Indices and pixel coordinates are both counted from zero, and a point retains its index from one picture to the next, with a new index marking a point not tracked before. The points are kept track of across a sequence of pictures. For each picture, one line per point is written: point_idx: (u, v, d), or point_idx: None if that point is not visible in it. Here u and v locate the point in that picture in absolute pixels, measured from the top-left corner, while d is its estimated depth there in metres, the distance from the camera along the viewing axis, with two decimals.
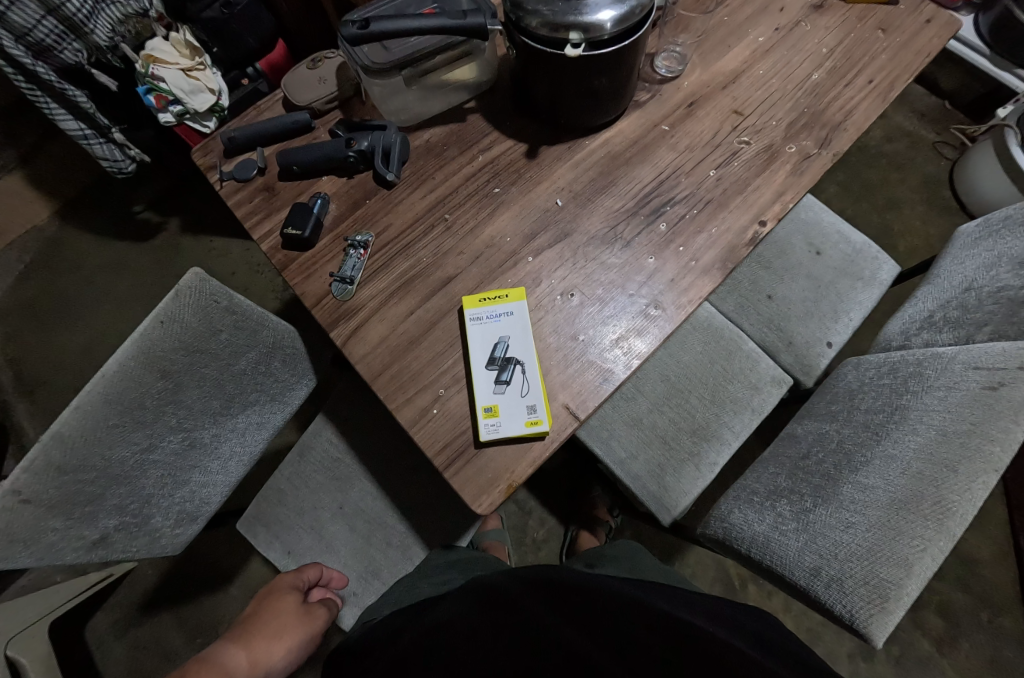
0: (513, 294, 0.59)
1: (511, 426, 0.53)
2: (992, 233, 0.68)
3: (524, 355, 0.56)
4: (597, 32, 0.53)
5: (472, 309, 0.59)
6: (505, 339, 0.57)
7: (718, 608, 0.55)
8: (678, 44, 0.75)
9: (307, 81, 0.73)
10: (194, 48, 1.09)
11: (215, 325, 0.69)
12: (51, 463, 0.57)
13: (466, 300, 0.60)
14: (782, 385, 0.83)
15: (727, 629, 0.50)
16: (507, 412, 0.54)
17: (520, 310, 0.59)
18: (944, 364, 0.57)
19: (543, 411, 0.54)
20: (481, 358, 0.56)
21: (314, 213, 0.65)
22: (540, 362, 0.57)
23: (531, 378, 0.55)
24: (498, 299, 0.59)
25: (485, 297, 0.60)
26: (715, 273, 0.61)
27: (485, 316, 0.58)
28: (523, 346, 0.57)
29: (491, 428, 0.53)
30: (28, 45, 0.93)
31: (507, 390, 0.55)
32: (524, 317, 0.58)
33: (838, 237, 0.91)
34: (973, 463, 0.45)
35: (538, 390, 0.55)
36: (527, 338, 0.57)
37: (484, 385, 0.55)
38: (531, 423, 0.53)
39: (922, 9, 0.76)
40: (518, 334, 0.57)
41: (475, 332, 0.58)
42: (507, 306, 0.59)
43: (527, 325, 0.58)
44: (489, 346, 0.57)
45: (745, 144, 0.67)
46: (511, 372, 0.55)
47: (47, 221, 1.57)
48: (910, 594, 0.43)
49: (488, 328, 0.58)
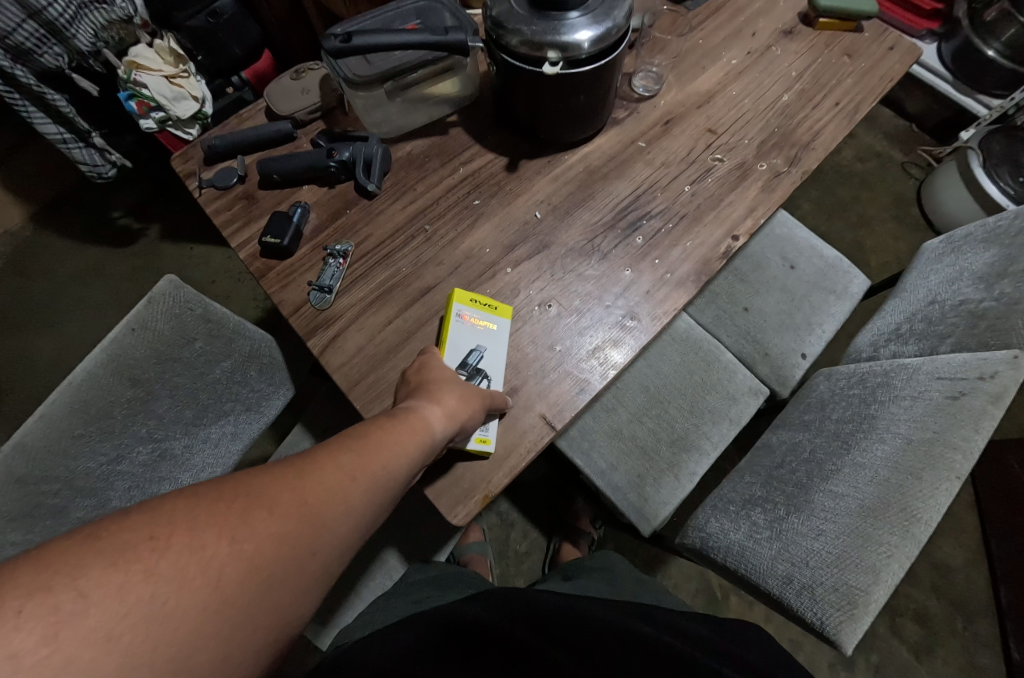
0: (500, 307, 0.60)
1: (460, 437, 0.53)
2: (955, 249, 0.71)
3: (492, 373, 0.56)
4: (575, 51, 0.54)
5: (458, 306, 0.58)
6: (481, 351, 0.57)
7: (695, 629, 0.54)
8: (655, 64, 0.77)
9: (291, 91, 0.73)
10: (179, 56, 1.09)
11: (190, 333, 0.69)
12: (13, 473, 0.56)
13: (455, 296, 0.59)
14: (759, 395, 0.85)
15: (702, 646, 0.50)
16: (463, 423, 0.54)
17: (502, 327, 0.59)
18: (910, 374, 0.59)
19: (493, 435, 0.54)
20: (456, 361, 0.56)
21: (294, 221, 0.65)
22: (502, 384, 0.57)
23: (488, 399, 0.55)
24: (483, 305, 0.59)
25: (475, 301, 0.59)
26: (689, 286, 0.62)
27: (471, 319, 0.58)
28: (493, 364, 0.57)
29: None
30: (7, 48, 0.91)
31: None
32: (504, 333, 0.59)
33: (810, 252, 0.94)
34: (936, 471, 0.46)
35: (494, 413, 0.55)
36: (500, 356, 0.58)
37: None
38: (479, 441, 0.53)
39: (885, 37, 0.80)
40: (493, 349, 0.58)
41: (458, 332, 0.57)
42: (491, 317, 0.59)
43: (505, 344, 0.58)
44: (466, 353, 0.57)
45: (718, 161, 0.69)
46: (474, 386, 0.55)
47: (20, 225, 1.54)
48: (879, 601, 0.43)
49: (472, 334, 0.58)
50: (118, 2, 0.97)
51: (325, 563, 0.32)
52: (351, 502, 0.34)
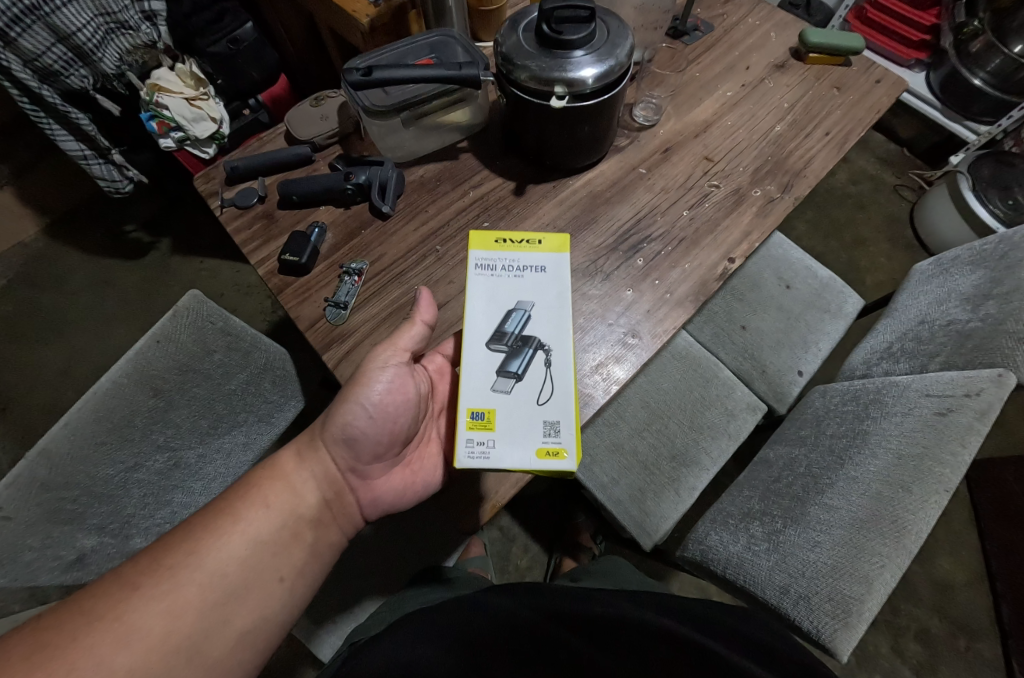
0: (546, 243, 0.61)
1: (519, 438, 0.50)
2: (944, 271, 0.74)
3: (551, 341, 0.54)
4: (580, 86, 0.58)
5: (487, 253, 0.60)
6: (527, 310, 0.56)
7: (699, 609, 0.56)
8: (655, 96, 0.81)
9: (310, 117, 0.77)
10: (199, 79, 1.14)
11: (210, 345, 0.73)
12: (36, 478, 0.59)
13: (477, 244, 0.61)
14: (757, 411, 0.87)
15: (719, 633, 0.51)
16: (521, 427, 0.50)
17: (559, 259, 0.60)
18: (901, 391, 0.62)
19: (567, 440, 0.50)
20: (498, 329, 0.54)
21: (311, 241, 0.68)
22: (569, 351, 0.55)
23: (552, 382, 0.52)
24: (526, 251, 0.60)
25: (510, 244, 0.61)
26: (688, 305, 0.65)
27: (510, 269, 0.59)
28: (548, 323, 0.56)
29: (482, 451, 0.49)
30: (36, 69, 0.96)
31: (523, 390, 0.52)
32: (558, 275, 0.58)
33: (806, 272, 0.98)
34: (925, 484, 0.48)
35: (562, 394, 0.52)
36: (557, 310, 0.56)
37: (493, 373, 0.53)
38: (551, 454, 0.49)
39: (872, 70, 0.84)
40: (543, 304, 0.57)
41: (493, 286, 0.57)
42: (535, 259, 0.60)
43: (561, 289, 0.58)
44: (509, 315, 0.55)
45: (715, 187, 0.73)
46: (529, 364, 0.53)
47: (35, 237, 1.58)
48: (871, 609, 0.45)
49: (510, 289, 0.57)
50: (143, 27, 1.04)
51: (137, 665, 0.40)
52: (159, 597, 0.42)
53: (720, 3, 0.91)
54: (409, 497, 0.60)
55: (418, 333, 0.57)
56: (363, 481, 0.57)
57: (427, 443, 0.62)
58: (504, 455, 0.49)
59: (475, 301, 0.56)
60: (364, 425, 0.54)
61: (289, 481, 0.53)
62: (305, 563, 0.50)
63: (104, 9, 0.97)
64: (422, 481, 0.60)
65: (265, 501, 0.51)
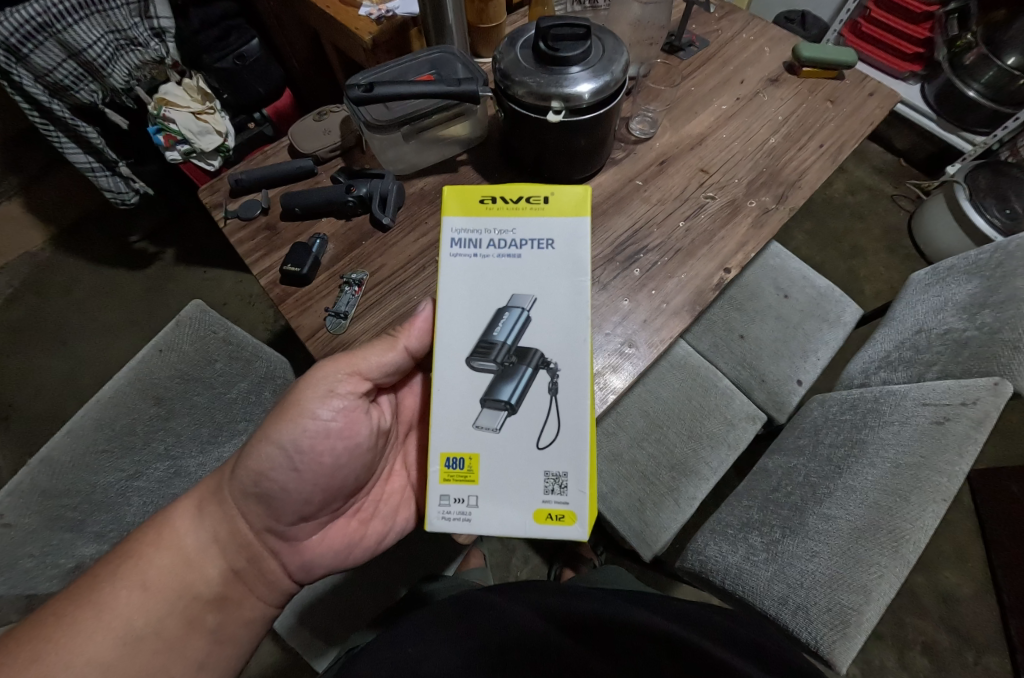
0: (555, 203, 0.49)
1: (510, 496, 0.45)
2: (940, 281, 0.75)
3: (558, 358, 0.46)
4: (577, 101, 0.59)
5: (471, 221, 0.49)
6: (526, 310, 0.47)
7: (698, 611, 0.56)
8: (651, 110, 0.83)
9: (313, 131, 0.79)
10: (205, 93, 1.15)
11: (211, 354, 0.75)
12: (37, 486, 0.61)
13: (458, 206, 0.50)
14: (757, 420, 0.87)
15: (710, 631, 0.52)
16: (515, 486, 0.46)
17: (572, 229, 0.48)
18: (897, 400, 0.62)
19: (575, 502, 0.45)
20: (485, 342, 0.46)
21: (313, 252, 0.69)
22: (583, 371, 0.46)
23: (558, 419, 0.46)
24: (527, 215, 0.49)
25: (509, 204, 0.49)
26: (684, 315, 0.66)
27: (504, 248, 0.48)
28: (552, 326, 0.47)
29: (462, 515, 0.46)
30: (47, 84, 0.99)
31: (518, 428, 0.46)
32: (566, 256, 0.48)
33: (803, 281, 0.98)
34: (923, 494, 0.48)
35: (567, 438, 0.46)
36: (565, 311, 0.47)
37: (479, 403, 0.47)
38: (555, 518, 0.45)
39: (865, 83, 0.86)
40: (546, 301, 0.47)
41: (479, 273, 0.48)
42: (540, 230, 0.48)
43: (572, 275, 0.47)
44: (500, 319, 0.47)
45: (710, 199, 0.74)
46: (525, 393, 0.46)
47: (41, 247, 1.60)
48: (870, 620, 0.45)
49: (501, 278, 0.48)
50: (152, 43, 1.05)
51: None
52: None
53: (714, 20, 0.93)
54: (354, 554, 0.60)
55: (398, 358, 0.56)
56: (290, 541, 0.57)
57: (389, 479, 0.63)
58: (489, 513, 0.45)
59: (459, 297, 0.48)
60: (285, 479, 0.53)
61: (183, 554, 0.51)
62: (205, 654, 0.50)
63: (114, 26, 0.99)
64: (371, 537, 0.61)
65: (150, 581, 0.49)
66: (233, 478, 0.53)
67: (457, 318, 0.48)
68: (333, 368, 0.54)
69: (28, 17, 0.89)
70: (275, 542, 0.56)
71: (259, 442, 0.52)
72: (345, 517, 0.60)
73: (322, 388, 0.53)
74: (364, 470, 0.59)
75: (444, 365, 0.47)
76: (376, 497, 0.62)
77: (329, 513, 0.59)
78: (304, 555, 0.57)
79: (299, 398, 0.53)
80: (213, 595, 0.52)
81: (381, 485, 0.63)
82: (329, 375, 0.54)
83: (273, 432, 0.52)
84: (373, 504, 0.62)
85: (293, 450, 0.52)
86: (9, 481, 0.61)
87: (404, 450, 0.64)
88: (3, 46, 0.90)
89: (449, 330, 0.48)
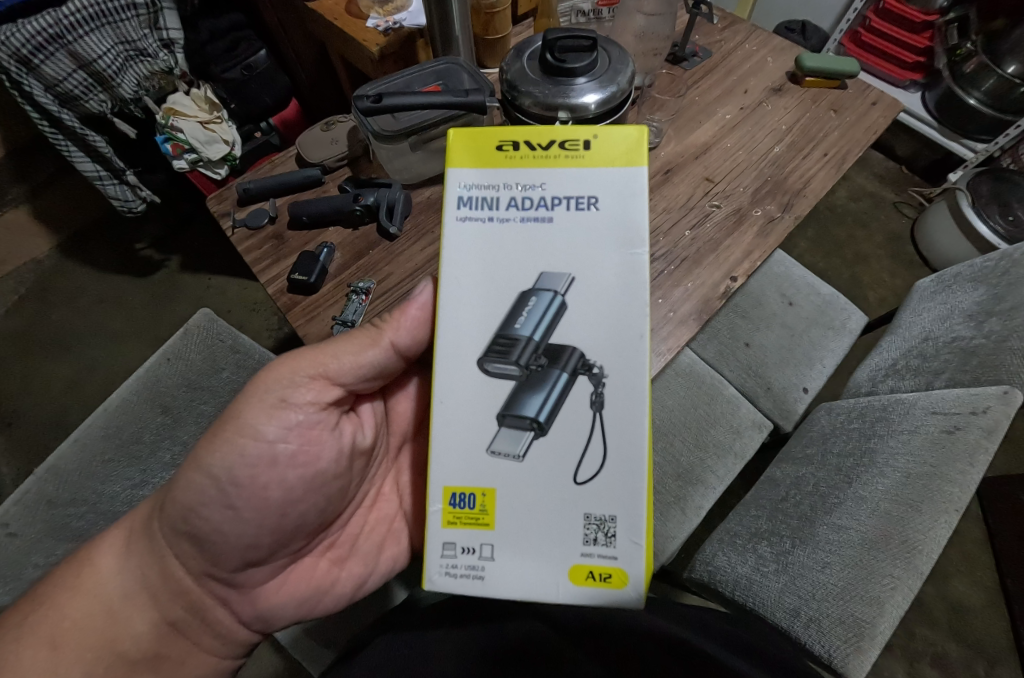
0: (601, 146, 0.41)
1: (536, 546, 0.39)
2: (945, 288, 0.75)
3: (603, 360, 0.39)
4: (583, 111, 0.60)
5: (485, 174, 0.41)
6: (560, 293, 0.39)
7: (703, 617, 0.57)
8: (655, 119, 0.83)
9: (321, 141, 0.80)
10: (213, 103, 1.16)
11: (218, 362, 0.76)
12: (43, 495, 0.64)
13: (469, 156, 0.42)
14: (763, 429, 0.86)
15: (709, 634, 0.53)
16: (543, 531, 0.39)
17: (623, 181, 0.40)
18: (907, 409, 0.62)
19: (624, 558, 0.38)
20: (507, 338, 0.39)
21: (320, 260, 0.69)
22: (641, 378, 0.39)
23: (603, 444, 0.39)
24: (562, 165, 0.41)
25: (538, 152, 0.41)
26: (691, 324, 0.66)
27: (532, 209, 0.41)
28: (596, 316, 0.40)
29: (475, 571, 0.40)
30: (56, 94, 1.00)
31: (547, 454, 0.39)
32: (613, 219, 0.40)
33: (808, 289, 0.98)
34: (934, 504, 0.47)
35: (613, 470, 0.39)
36: (612, 295, 0.40)
37: (497, 423, 0.40)
38: (601, 579, 0.38)
39: (868, 93, 0.86)
40: (586, 281, 0.40)
41: (498, 242, 0.41)
42: (579, 186, 0.40)
43: (619, 247, 0.39)
44: (526, 305, 0.39)
45: (716, 207, 0.74)
46: (558, 409, 0.39)
47: (48, 255, 1.61)
48: (884, 633, 0.44)
49: (528, 249, 0.40)
50: (161, 54, 1.06)
51: None
52: None
53: (717, 30, 0.94)
54: (322, 603, 0.56)
55: (382, 356, 0.53)
56: (239, 587, 0.53)
57: (376, 505, 0.61)
58: (508, 565, 0.39)
59: (472, 280, 0.41)
60: (221, 519, 0.48)
61: (106, 604, 0.48)
62: None
63: (123, 38, 1.00)
64: (345, 581, 0.57)
65: (65, 638, 0.45)
66: (164, 513, 0.49)
67: (471, 309, 0.41)
68: (295, 371, 0.50)
69: (40, 28, 0.91)
70: (221, 588, 0.52)
71: (187, 470, 0.47)
72: (314, 555, 0.56)
73: (272, 398, 0.49)
74: (329, 503, 0.54)
75: (455, 370, 0.41)
76: (357, 530, 0.59)
77: (290, 555, 0.54)
78: (258, 604, 0.53)
79: (242, 415, 0.49)
80: (140, 654, 0.49)
81: (365, 513, 0.60)
82: (284, 384, 0.50)
83: (205, 458, 0.47)
84: (351, 539, 0.58)
85: (227, 482, 0.47)
86: (17, 489, 0.65)
87: (394, 470, 0.62)
88: (14, 56, 0.92)
89: (460, 325, 0.41)
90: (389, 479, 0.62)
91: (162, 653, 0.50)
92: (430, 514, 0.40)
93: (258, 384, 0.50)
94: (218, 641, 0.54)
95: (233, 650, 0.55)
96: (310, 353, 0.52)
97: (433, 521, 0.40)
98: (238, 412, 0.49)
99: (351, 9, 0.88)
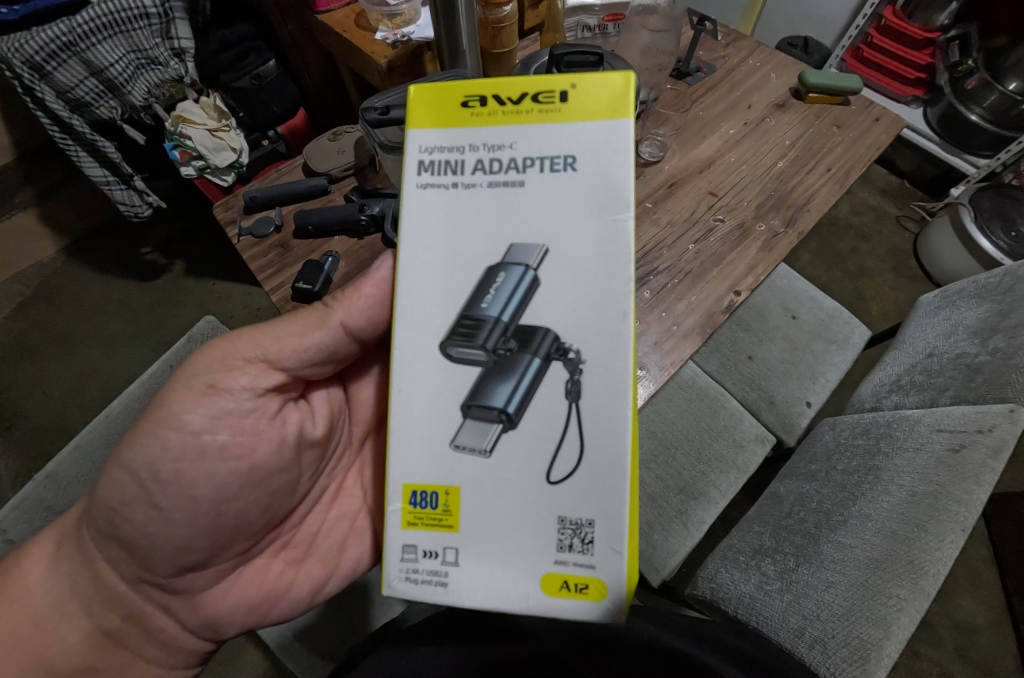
0: (580, 95, 0.39)
1: (507, 552, 0.39)
2: (950, 304, 0.75)
3: (579, 344, 0.38)
4: None
5: (448, 135, 0.41)
6: (532, 267, 0.39)
7: (703, 626, 0.57)
8: (660, 134, 0.84)
9: (328, 151, 0.81)
10: (222, 111, 1.17)
11: None
12: (41, 500, 0.65)
13: (429, 115, 0.41)
14: (766, 443, 0.86)
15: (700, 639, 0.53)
16: (515, 531, 0.39)
17: (603, 139, 0.39)
18: (911, 427, 0.61)
19: (602, 566, 0.38)
20: (474, 318, 0.39)
21: (324, 271, 0.70)
22: (622, 362, 0.38)
23: (579, 434, 0.38)
24: (533, 121, 0.39)
25: (508, 108, 0.40)
26: (695, 337, 0.66)
27: (500, 173, 0.40)
28: (572, 298, 0.39)
29: (436, 576, 0.40)
30: (68, 100, 1.01)
31: (515, 447, 0.39)
32: (592, 183, 0.39)
33: (811, 302, 0.98)
34: (940, 524, 0.46)
35: (587, 466, 0.38)
36: (589, 269, 0.39)
37: (461, 413, 0.40)
38: (578, 589, 0.38)
39: (871, 109, 0.87)
40: (560, 252, 0.39)
41: (464, 213, 0.40)
42: (555, 146, 0.39)
43: (601, 215, 0.39)
44: (495, 282, 0.39)
45: (720, 221, 0.75)
46: (528, 396, 0.39)
47: (53, 257, 1.62)
48: (891, 656, 0.43)
49: (499, 222, 0.40)
50: (171, 63, 1.07)
51: None
52: None
53: (721, 46, 0.95)
54: (277, 609, 0.55)
55: (332, 338, 0.51)
56: (182, 593, 0.52)
57: (337, 500, 0.60)
58: (473, 572, 0.39)
59: (438, 261, 0.41)
60: (146, 520, 0.47)
61: (36, 612, 0.48)
62: None
63: (136, 46, 1.01)
64: (301, 585, 0.57)
65: None
66: (94, 518, 0.47)
67: (438, 293, 0.41)
68: (229, 354, 0.49)
69: (53, 36, 0.92)
70: (164, 597, 0.52)
71: (110, 468, 0.46)
72: (266, 556, 0.56)
73: (200, 386, 0.48)
74: (274, 499, 0.53)
75: (419, 358, 0.41)
76: (315, 528, 0.58)
77: (236, 557, 0.53)
78: (204, 610, 0.53)
79: (169, 406, 0.47)
80: (72, 666, 0.48)
81: (323, 510, 0.59)
82: (215, 368, 0.48)
83: (125, 454, 0.46)
84: (308, 538, 0.58)
85: (150, 480, 0.46)
86: (16, 495, 0.65)
87: (358, 464, 0.61)
88: (27, 63, 0.93)
89: (425, 313, 0.41)
90: (352, 473, 0.61)
91: (98, 665, 0.50)
92: (390, 514, 0.41)
93: (187, 369, 0.48)
94: (163, 651, 0.53)
95: (182, 659, 0.55)
96: (246, 335, 0.50)
97: (392, 521, 0.41)
98: (165, 403, 0.47)
99: (361, 22, 0.90)
